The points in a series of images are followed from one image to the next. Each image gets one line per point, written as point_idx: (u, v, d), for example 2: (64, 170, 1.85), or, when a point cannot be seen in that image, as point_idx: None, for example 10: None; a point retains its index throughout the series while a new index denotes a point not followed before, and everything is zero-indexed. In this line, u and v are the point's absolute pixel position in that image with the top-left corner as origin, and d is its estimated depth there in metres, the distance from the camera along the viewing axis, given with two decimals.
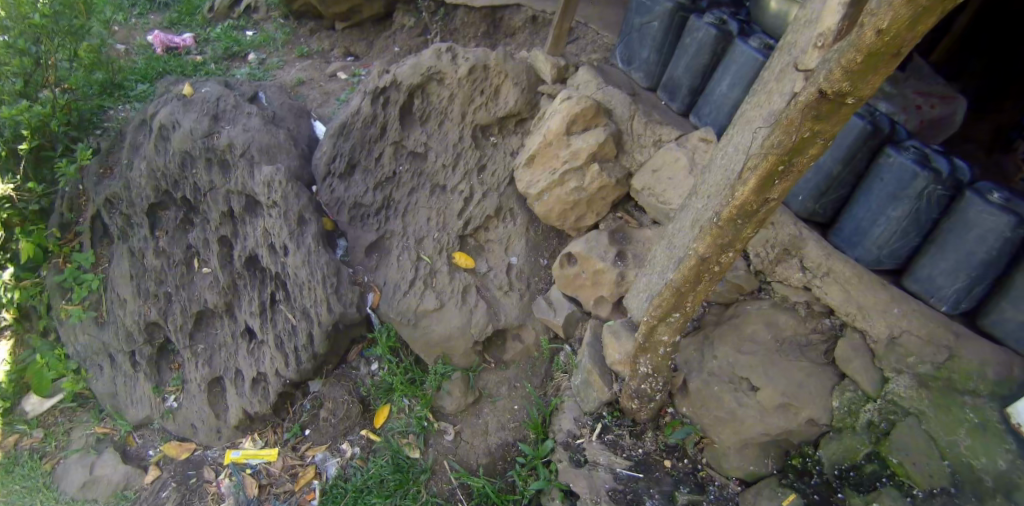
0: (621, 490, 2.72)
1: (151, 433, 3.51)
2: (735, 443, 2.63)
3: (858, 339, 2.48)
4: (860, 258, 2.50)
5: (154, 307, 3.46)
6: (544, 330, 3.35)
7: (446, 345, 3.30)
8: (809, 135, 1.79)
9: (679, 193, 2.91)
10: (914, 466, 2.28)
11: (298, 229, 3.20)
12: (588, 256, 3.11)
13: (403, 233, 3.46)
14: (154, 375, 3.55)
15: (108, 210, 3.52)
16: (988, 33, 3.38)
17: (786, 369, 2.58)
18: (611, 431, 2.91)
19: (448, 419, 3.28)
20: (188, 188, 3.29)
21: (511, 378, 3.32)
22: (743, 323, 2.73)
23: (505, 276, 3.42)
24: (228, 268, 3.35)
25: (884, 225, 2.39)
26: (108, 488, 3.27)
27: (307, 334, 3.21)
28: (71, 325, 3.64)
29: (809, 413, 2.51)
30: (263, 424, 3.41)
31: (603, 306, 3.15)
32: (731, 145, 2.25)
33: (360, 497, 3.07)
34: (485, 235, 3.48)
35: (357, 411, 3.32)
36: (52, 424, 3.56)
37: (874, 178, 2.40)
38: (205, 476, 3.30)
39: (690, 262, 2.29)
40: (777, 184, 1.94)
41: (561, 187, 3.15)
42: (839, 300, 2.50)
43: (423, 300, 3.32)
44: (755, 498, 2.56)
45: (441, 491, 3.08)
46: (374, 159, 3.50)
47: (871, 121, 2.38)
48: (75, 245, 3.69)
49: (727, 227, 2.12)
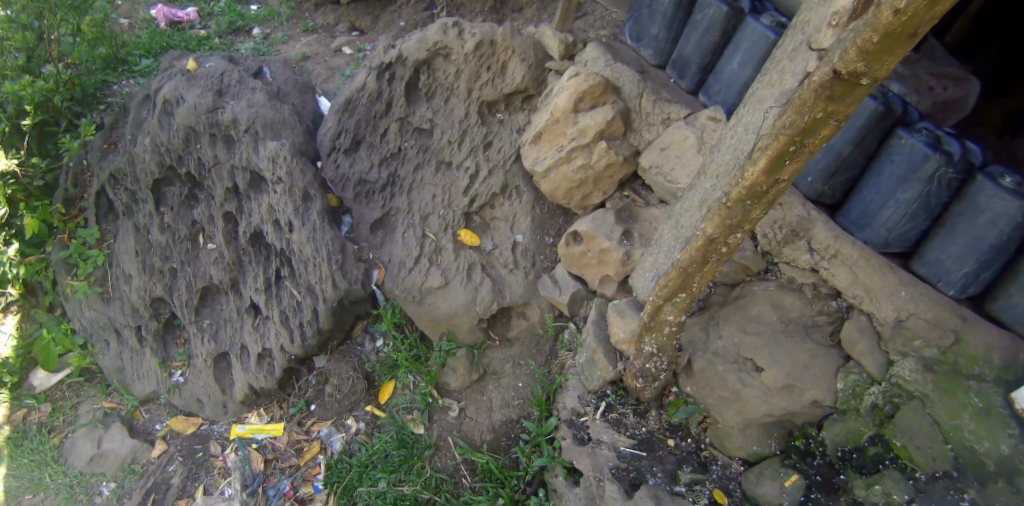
0: (624, 468, 2.74)
1: (158, 408, 3.55)
2: (739, 422, 2.64)
3: (864, 321, 2.46)
4: (868, 241, 2.46)
5: (159, 283, 3.47)
6: (549, 309, 3.34)
7: (450, 322, 3.31)
8: (821, 116, 1.76)
9: (687, 172, 2.87)
10: (917, 449, 2.27)
11: (303, 206, 3.19)
12: (593, 236, 3.08)
13: (408, 210, 3.45)
14: (160, 350, 3.57)
15: (112, 185, 3.50)
16: (993, 22, 3.30)
17: (790, 350, 2.56)
18: (615, 409, 2.94)
19: (452, 396, 3.30)
20: (192, 163, 3.27)
21: (515, 356, 3.33)
22: (749, 303, 2.71)
23: (510, 254, 3.39)
24: (232, 244, 3.35)
25: (894, 208, 2.36)
26: (115, 462, 3.34)
27: (312, 310, 3.21)
28: (77, 300, 3.66)
29: (814, 395, 2.49)
30: (269, 399, 3.44)
31: (609, 285, 3.13)
32: (742, 125, 2.22)
33: (366, 472, 3.10)
34: (490, 213, 3.45)
35: (362, 387, 3.36)
36: (60, 398, 3.61)
37: (885, 160, 2.36)
38: (211, 450, 3.34)
39: (697, 242, 2.27)
40: (788, 165, 1.91)
41: (568, 163, 3.12)
42: (846, 282, 2.48)
43: (428, 278, 3.32)
44: (757, 478, 2.57)
45: (445, 467, 3.10)
46: (379, 135, 3.47)
47: (884, 102, 2.35)
48: (80, 221, 3.69)
49: (736, 208, 2.10)
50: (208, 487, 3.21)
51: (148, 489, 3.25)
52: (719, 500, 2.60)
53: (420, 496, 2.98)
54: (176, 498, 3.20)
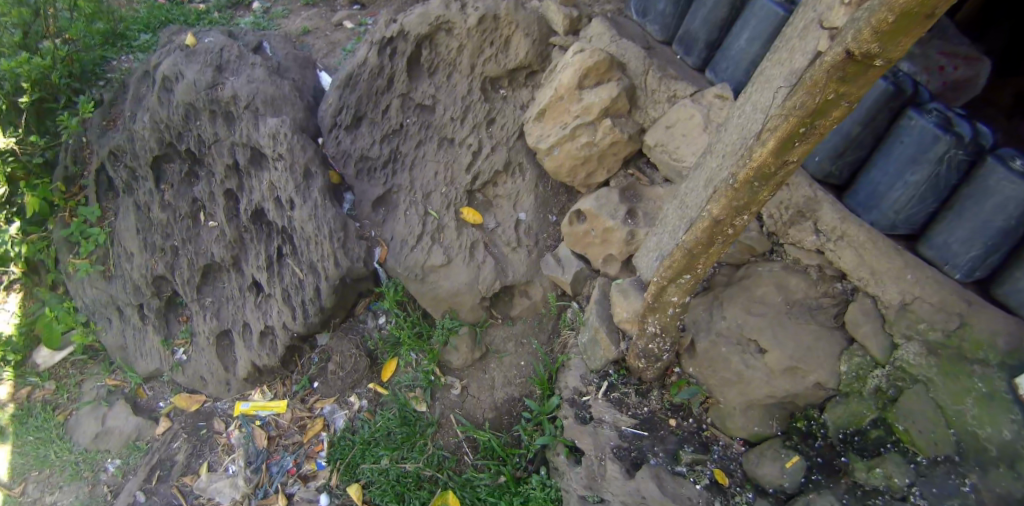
0: (625, 448, 2.76)
1: (161, 385, 3.58)
2: (740, 403, 2.65)
3: (869, 303, 2.42)
4: (875, 223, 2.42)
5: (161, 261, 3.47)
6: (552, 287, 3.33)
7: (452, 300, 3.30)
8: (832, 98, 1.72)
9: (693, 151, 2.82)
10: (919, 432, 2.26)
11: (303, 183, 3.16)
12: (597, 215, 3.06)
13: (410, 188, 3.42)
14: (162, 328, 3.58)
15: (113, 162, 3.47)
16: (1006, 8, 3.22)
17: (795, 333, 2.55)
18: (617, 389, 2.94)
19: (454, 374, 3.31)
20: (192, 140, 3.24)
21: (518, 334, 3.33)
22: (754, 284, 2.69)
23: (513, 232, 3.37)
24: (234, 222, 3.33)
25: (902, 190, 2.31)
26: (120, 439, 3.38)
27: (314, 288, 3.22)
28: (80, 279, 3.67)
29: (817, 377, 2.49)
30: (272, 377, 3.46)
31: (612, 264, 3.10)
32: (750, 104, 2.17)
33: (368, 449, 3.12)
34: (493, 191, 3.43)
35: (364, 365, 3.34)
36: (64, 376, 3.65)
37: (895, 140, 2.31)
38: (215, 427, 3.37)
39: (703, 223, 2.24)
40: (797, 146, 1.87)
41: (572, 141, 3.08)
42: (851, 265, 2.44)
43: (430, 257, 3.30)
44: (758, 458, 2.57)
45: (448, 444, 3.13)
46: (381, 112, 3.43)
47: (895, 82, 2.30)
48: (80, 199, 3.68)
49: (743, 190, 2.07)
50: (212, 464, 3.25)
51: (153, 465, 3.29)
52: (721, 481, 2.60)
53: (422, 473, 3.02)
54: (181, 474, 3.24)
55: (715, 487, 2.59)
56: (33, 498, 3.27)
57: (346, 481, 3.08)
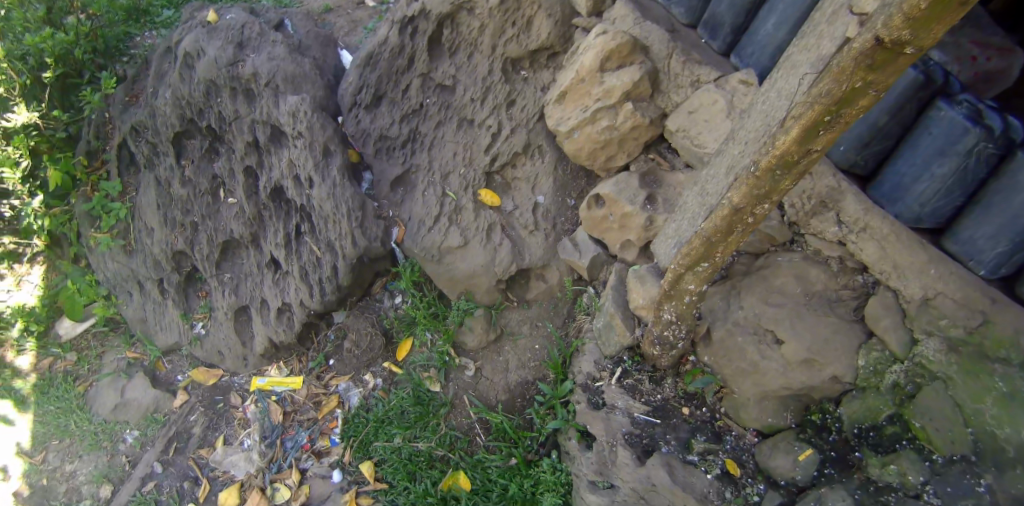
0: (637, 435, 2.76)
1: (179, 359, 3.66)
2: (755, 394, 2.63)
3: (890, 297, 2.37)
4: (899, 215, 2.35)
5: (181, 237, 3.51)
6: (568, 272, 3.31)
7: (469, 282, 3.30)
8: (860, 86, 1.68)
9: (715, 137, 2.76)
10: (936, 431, 2.22)
11: (323, 161, 3.17)
12: (616, 199, 3.02)
13: (429, 168, 3.41)
14: (182, 302, 3.64)
15: (134, 138, 3.51)
16: None
17: (813, 325, 2.51)
18: (631, 375, 2.93)
19: (469, 355, 3.33)
20: (213, 117, 3.25)
21: (533, 318, 3.33)
22: (772, 274, 2.65)
23: (531, 215, 3.35)
24: (253, 199, 3.35)
25: (928, 182, 2.23)
26: (138, 410, 3.47)
27: (331, 267, 3.24)
28: (101, 253, 3.74)
29: (834, 371, 2.45)
30: (289, 353, 3.51)
31: (630, 250, 3.07)
32: (775, 90, 2.12)
33: (382, 428, 3.17)
34: (512, 173, 3.40)
35: (380, 344, 3.38)
36: (85, 347, 3.75)
37: (923, 131, 2.22)
38: (232, 402, 3.45)
39: (723, 212, 2.21)
40: (822, 135, 1.83)
41: (592, 124, 3.05)
42: (873, 258, 2.38)
43: (447, 238, 3.30)
44: (771, 450, 2.56)
45: (460, 425, 3.16)
46: (401, 91, 3.41)
47: (924, 71, 2.19)
48: (102, 174, 3.71)
49: (765, 178, 2.03)
50: (228, 437, 3.34)
51: (170, 437, 3.38)
52: (732, 471, 2.60)
53: (434, 452, 3.07)
54: (197, 446, 3.34)
55: (726, 477, 2.59)
56: (54, 466, 3.40)
57: (359, 458, 3.14)
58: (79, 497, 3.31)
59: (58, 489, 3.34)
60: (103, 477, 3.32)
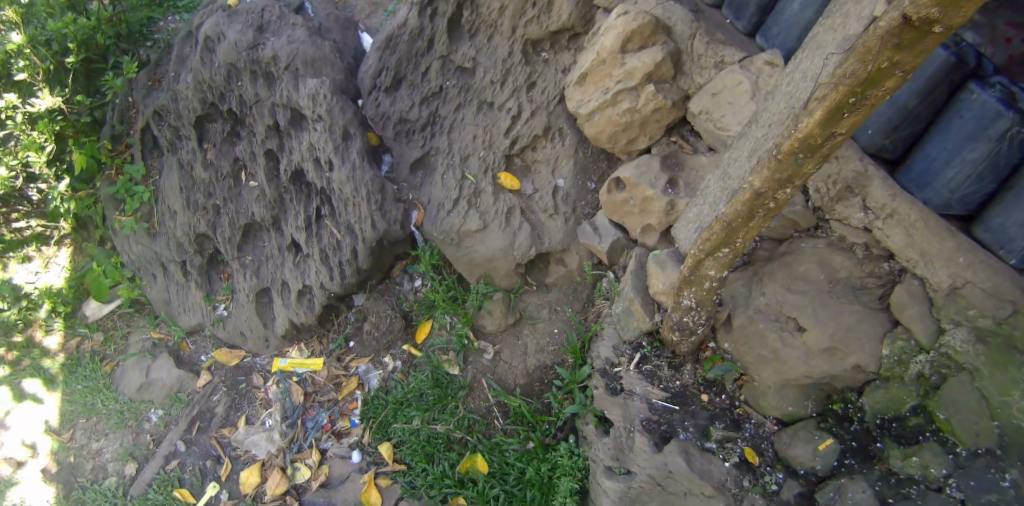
0: (655, 421, 2.76)
1: (203, 340, 3.74)
2: (775, 382, 2.59)
3: (916, 286, 2.30)
4: (928, 201, 2.27)
5: (204, 220, 3.55)
6: (588, 256, 3.28)
7: (488, 265, 3.30)
8: (886, 66, 1.63)
9: (738, 120, 2.69)
10: (960, 423, 2.17)
11: (343, 144, 3.16)
12: (636, 183, 2.98)
13: (448, 151, 3.39)
14: (205, 284, 3.71)
15: (157, 122, 3.55)
16: None
17: (836, 313, 2.46)
18: (650, 361, 2.91)
19: (488, 339, 3.34)
20: (234, 100, 3.27)
21: (552, 302, 3.32)
22: (796, 261, 2.59)
23: (551, 199, 3.31)
24: (274, 182, 3.38)
25: (958, 167, 2.16)
26: (163, 390, 3.56)
27: (352, 249, 3.27)
28: (126, 235, 3.81)
29: (856, 360, 2.41)
30: (309, 335, 3.57)
31: (650, 235, 3.02)
32: (799, 72, 2.06)
33: (401, 410, 3.21)
34: (532, 155, 3.36)
35: (399, 326, 3.41)
36: (111, 327, 3.86)
37: (955, 115, 2.14)
38: (254, 382, 3.53)
39: (744, 196, 2.17)
40: (846, 118, 1.79)
41: (613, 107, 3.00)
42: (900, 245, 2.31)
43: (466, 221, 3.28)
44: (790, 439, 2.53)
45: (478, 408, 3.19)
46: (421, 74, 3.39)
47: (956, 52, 2.11)
48: (126, 157, 3.77)
49: (787, 161, 1.98)
50: (250, 418, 3.41)
51: (194, 417, 3.47)
52: (751, 459, 2.57)
53: (452, 435, 3.11)
54: (220, 426, 3.43)
55: (744, 465, 2.57)
56: (80, 444, 3.52)
57: (378, 439, 3.20)
58: (105, 474, 3.42)
59: (84, 466, 3.46)
60: (128, 455, 3.43)
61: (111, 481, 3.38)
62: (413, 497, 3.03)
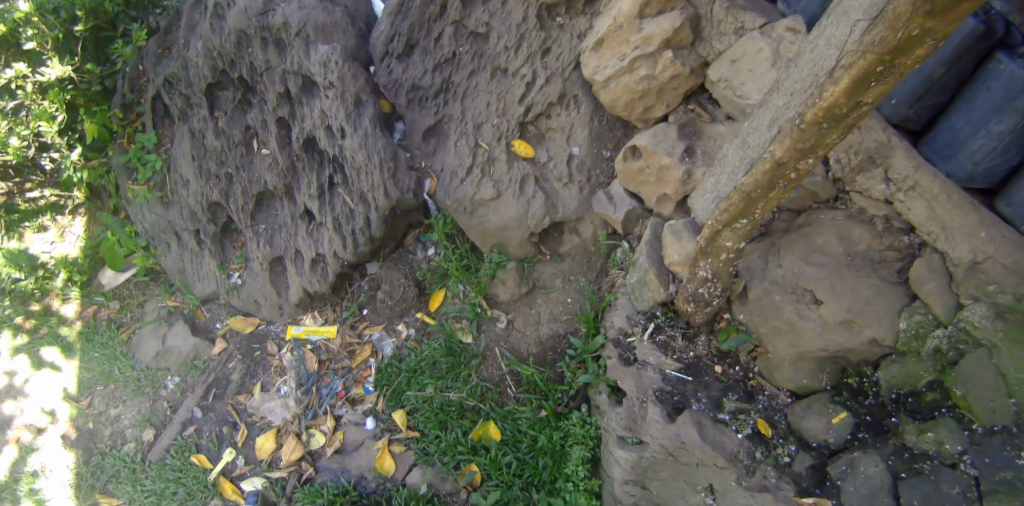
0: (668, 391, 2.75)
1: (217, 308, 3.78)
2: (790, 354, 2.56)
3: (936, 260, 2.26)
4: (952, 173, 2.20)
5: (217, 188, 3.56)
6: (602, 226, 3.24)
7: (501, 234, 3.27)
8: (917, 34, 1.56)
9: (758, 88, 2.61)
10: (977, 399, 2.14)
11: (355, 111, 3.13)
12: (652, 151, 2.92)
13: (461, 118, 3.34)
14: (219, 253, 3.73)
15: (167, 90, 3.52)
16: None
17: (853, 287, 2.43)
18: (664, 331, 2.88)
19: (501, 308, 3.35)
20: (245, 67, 3.24)
21: (566, 272, 3.30)
22: (814, 233, 2.52)
23: (565, 167, 3.27)
24: (286, 150, 3.36)
25: (985, 139, 2.07)
26: (179, 357, 3.63)
27: (365, 218, 3.27)
28: (139, 204, 3.82)
29: (873, 333, 2.38)
30: (323, 303, 3.60)
31: (666, 205, 2.98)
32: (824, 38, 1.96)
33: (414, 377, 3.24)
34: (547, 123, 3.29)
35: (413, 294, 3.42)
36: (127, 295, 3.92)
37: (982, 85, 2.06)
38: (268, 350, 3.58)
39: (765, 166, 2.12)
40: (873, 86, 1.74)
41: (630, 73, 2.91)
42: (921, 218, 2.25)
43: (480, 190, 3.26)
44: (804, 411, 2.53)
45: (491, 377, 3.22)
46: (434, 40, 3.30)
47: (986, 20, 2.00)
48: (137, 126, 3.75)
49: (810, 131, 1.94)
50: (265, 384, 3.48)
51: (209, 384, 3.54)
52: (763, 432, 2.57)
53: (465, 403, 3.14)
54: (236, 393, 3.49)
55: (757, 437, 2.57)
56: (99, 410, 3.61)
57: (392, 407, 3.24)
58: (123, 440, 3.51)
59: (103, 432, 3.55)
60: (145, 421, 3.51)
61: (129, 446, 3.47)
62: (426, 463, 3.08)
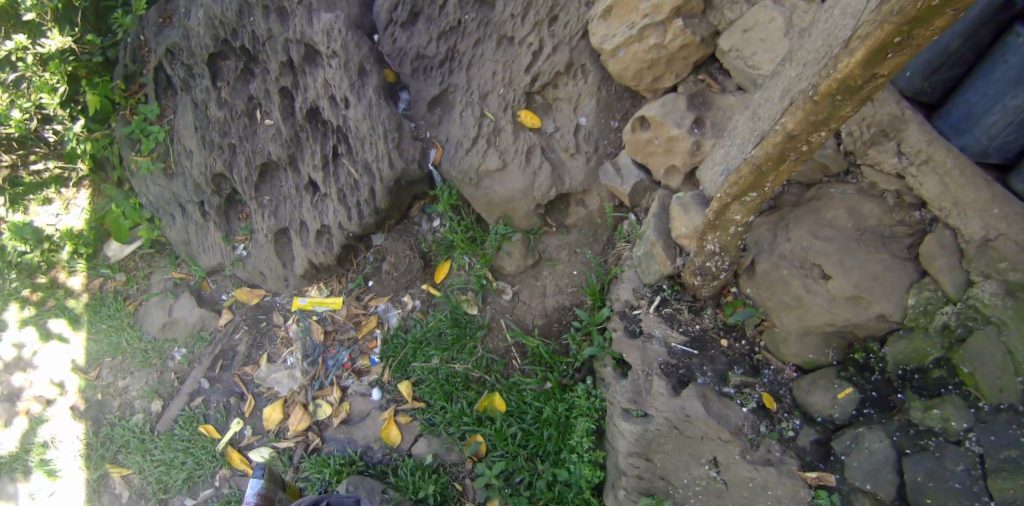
0: (674, 365, 2.74)
1: (223, 279, 3.82)
2: (796, 328, 2.56)
3: (947, 236, 2.22)
4: (966, 148, 2.17)
5: (220, 159, 3.53)
6: (609, 198, 3.21)
7: (507, 206, 3.24)
8: (937, 5, 1.51)
9: (770, 59, 2.55)
10: (984, 377, 2.13)
11: (358, 81, 3.08)
12: (661, 122, 2.86)
13: (467, 88, 3.25)
14: (223, 225, 3.73)
15: (170, 61, 3.49)
16: None
17: (862, 262, 2.39)
18: (670, 304, 2.86)
19: (507, 280, 3.34)
20: (247, 36, 3.19)
21: (572, 244, 3.28)
22: (824, 207, 2.48)
23: (572, 138, 3.22)
24: (290, 120, 3.32)
25: (1001, 114, 2.03)
26: (186, 328, 3.68)
27: (369, 189, 3.24)
28: (143, 176, 3.81)
29: (881, 309, 2.36)
30: (329, 274, 3.60)
31: (674, 176, 2.94)
32: (840, 7, 1.88)
33: (420, 348, 3.26)
34: (553, 93, 3.23)
35: (418, 266, 3.42)
36: (133, 268, 3.94)
37: (999, 59, 2.00)
38: (275, 320, 3.61)
39: (776, 138, 2.08)
40: (890, 58, 1.68)
41: (639, 42, 2.84)
42: (933, 193, 2.21)
43: (486, 160, 3.21)
44: (809, 386, 2.52)
45: (497, 348, 3.22)
46: (438, 7, 3.18)
47: None
48: (140, 97, 3.72)
49: (823, 103, 1.89)
50: (272, 355, 3.51)
51: (216, 355, 3.59)
52: (768, 405, 2.57)
53: (471, 374, 3.16)
54: (243, 364, 3.54)
55: (762, 411, 2.57)
56: (107, 382, 3.68)
57: (398, 378, 3.26)
58: (132, 411, 3.59)
59: (112, 403, 3.63)
60: (153, 393, 3.59)
61: (138, 417, 3.56)
62: (432, 433, 3.11)
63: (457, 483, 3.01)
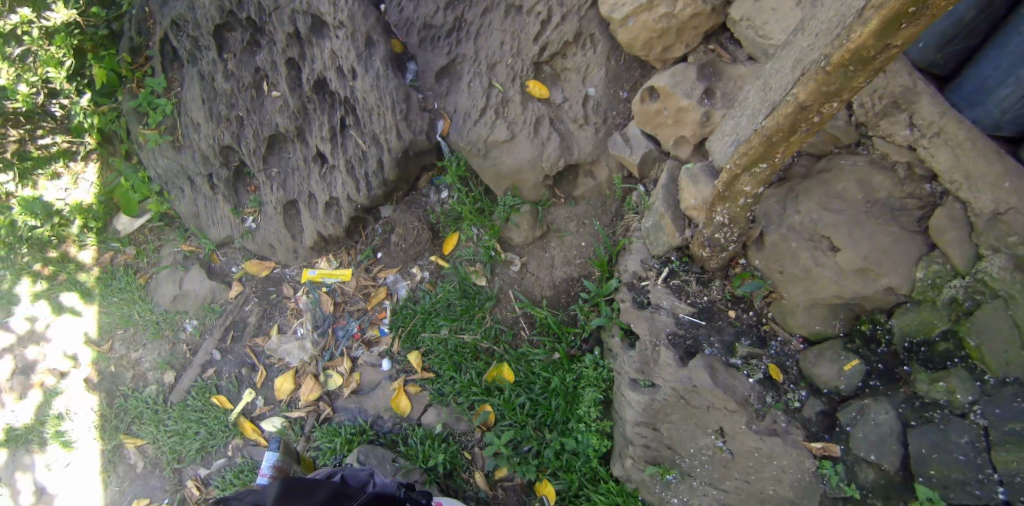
0: (681, 335, 2.76)
1: (233, 252, 3.85)
2: (804, 301, 2.54)
3: (957, 210, 2.20)
4: (978, 121, 2.15)
5: (228, 131, 3.54)
6: (618, 169, 3.19)
7: (516, 177, 3.23)
8: None
9: (783, 28, 2.51)
10: (990, 350, 2.15)
11: (366, 52, 3.06)
12: (671, 93, 2.83)
13: (475, 58, 3.21)
14: (232, 197, 3.75)
15: (176, 33, 3.47)
16: None
17: (871, 234, 2.36)
18: (678, 276, 2.88)
19: (515, 251, 3.35)
20: (252, 7, 3.15)
21: (580, 215, 3.27)
22: (834, 179, 2.44)
23: (581, 108, 3.19)
24: (297, 92, 3.30)
25: (1014, 86, 2.02)
26: (197, 300, 3.73)
27: (378, 160, 3.25)
28: (151, 149, 3.82)
29: (889, 282, 2.34)
30: (338, 246, 3.63)
31: (684, 147, 2.91)
32: None
33: (429, 319, 3.29)
34: (562, 63, 3.17)
35: (427, 238, 3.42)
36: (143, 241, 3.99)
37: (1013, 31, 2.00)
38: (285, 292, 3.65)
39: (787, 109, 2.05)
40: (904, 28, 1.66)
41: (649, 11, 2.79)
42: (944, 166, 2.18)
43: (494, 131, 3.19)
44: (815, 358, 2.54)
45: (505, 318, 3.26)
46: None
47: None
48: (146, 70, 3.72)
49: (835, 74, 1.87)
50: (282, 326, 3.57)
51: (227, 326, 3.65)
52: (774, 376, 2.59)
53: (480, 345, 3.19)
54: (253, 335, 3.60)
55: (768, 381, 2.59)
56: (120, 354, 3.76)
57: (407, 348, 3.30)
58: (145, 383, 3.67)
59: (125, 375, 3.71)
60: (166, 364, 3.66)
61: (151, 388, 3.64)
62: (441, 403, 3.16)
63: (466, 451, 3.06)
